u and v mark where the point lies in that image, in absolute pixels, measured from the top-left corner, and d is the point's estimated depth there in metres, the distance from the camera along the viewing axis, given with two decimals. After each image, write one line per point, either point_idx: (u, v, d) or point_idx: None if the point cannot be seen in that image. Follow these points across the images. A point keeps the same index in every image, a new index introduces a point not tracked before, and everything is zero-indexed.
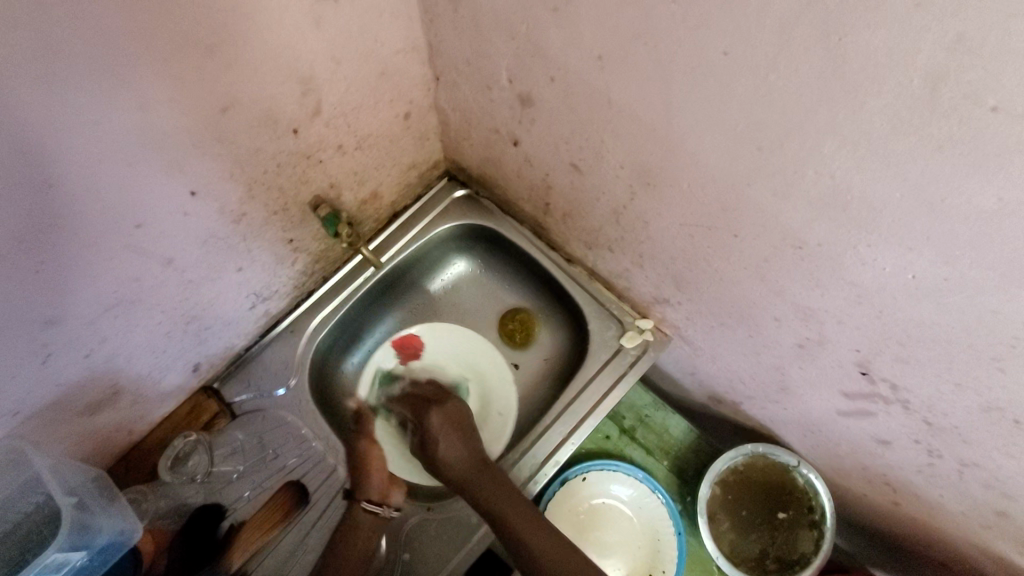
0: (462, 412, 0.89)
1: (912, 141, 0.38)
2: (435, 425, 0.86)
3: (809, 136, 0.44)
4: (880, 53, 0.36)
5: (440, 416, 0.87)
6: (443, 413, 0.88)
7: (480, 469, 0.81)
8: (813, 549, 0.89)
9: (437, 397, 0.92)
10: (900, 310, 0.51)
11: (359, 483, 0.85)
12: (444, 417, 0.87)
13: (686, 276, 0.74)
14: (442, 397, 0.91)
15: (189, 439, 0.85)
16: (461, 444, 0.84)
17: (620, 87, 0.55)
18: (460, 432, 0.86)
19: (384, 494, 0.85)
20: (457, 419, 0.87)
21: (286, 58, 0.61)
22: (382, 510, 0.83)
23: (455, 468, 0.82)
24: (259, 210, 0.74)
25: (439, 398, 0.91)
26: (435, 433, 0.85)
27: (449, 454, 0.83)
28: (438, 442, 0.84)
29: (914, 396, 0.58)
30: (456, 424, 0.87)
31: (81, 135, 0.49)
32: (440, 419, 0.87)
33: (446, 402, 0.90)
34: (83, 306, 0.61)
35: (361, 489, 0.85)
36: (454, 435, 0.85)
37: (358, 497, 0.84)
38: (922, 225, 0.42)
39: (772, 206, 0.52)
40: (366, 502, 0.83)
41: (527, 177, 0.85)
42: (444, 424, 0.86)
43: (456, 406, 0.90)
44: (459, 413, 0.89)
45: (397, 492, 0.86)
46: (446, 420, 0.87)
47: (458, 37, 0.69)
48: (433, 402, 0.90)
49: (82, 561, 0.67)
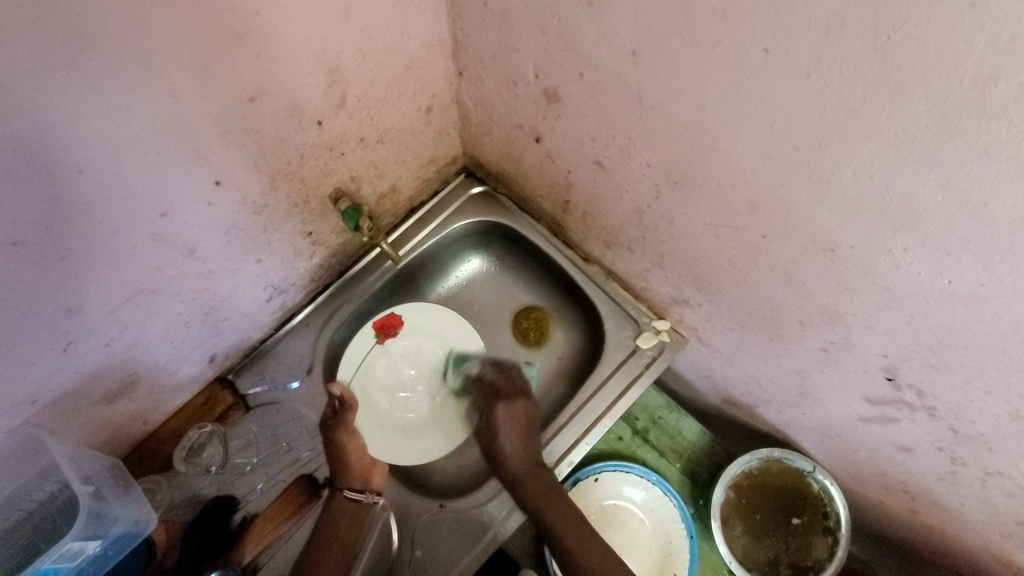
0: (529, 412, 0.90)
1: (957, 143, 0.38)
2: (499, 422, 0.88)
3: (849, 135, 0.43)
4: (929, 51, 0.35)
5: (505, 414, 0.89)
6: (508, 410, 0.89)
7: (535, 470, 0.83)
8: (826, 556, 0.88)
9: (510, 393, 0.91)
10: (933, 315, 0.50)
11: (338, 472, 0.85)
12: (508, 414, 0.89)
13: (707, 277, 0.73)
14: (512, 394, 0.91)
15: (205, 429, 0.85)
16: (519, 445, 0.86)
17: (652, 83, 0.55)
18: (525, 430, 0.87)
19: (367, 481, 0.86)
20: (524, 420, 0.88)
21: (313, 49, 0.60)
22: (365, 497, 0.85)
23: (514, 468, 0.84)
24: (280, 202, 0.74)
25: (509, 393, 0.91)
26: (498, 429, 0.88)
27: (510, 453, 0.85)
28: (501, 436, 0.87)
29: (941, 403, 0.58)
30: (524, 424, 0.88)
31: (110, 122, 0.49)
32: (507, 414, 0.89)
33: (516, 399, 0.90)
34: (105, 294, 0.61)
35: (342, 478, 0.85)
36: (517, 429, 0.87)
37: (339, 486, 0.85)
38: (963, 229, 0.42)
39: (804, 207, 0.52)
40: (348, 490, 0.85)
41: (547, 174, 0.85)
42: (509, 421, 0.88)
43: (524, 407, 0.90)
44: (525, 412, 0.90)
45: (379, 477, 0.87)
46: (513, 417, 0.89)
47: (484, 31, 0.69)
48: (501, 398, 0.90)
49: (97, 550, 0.66)
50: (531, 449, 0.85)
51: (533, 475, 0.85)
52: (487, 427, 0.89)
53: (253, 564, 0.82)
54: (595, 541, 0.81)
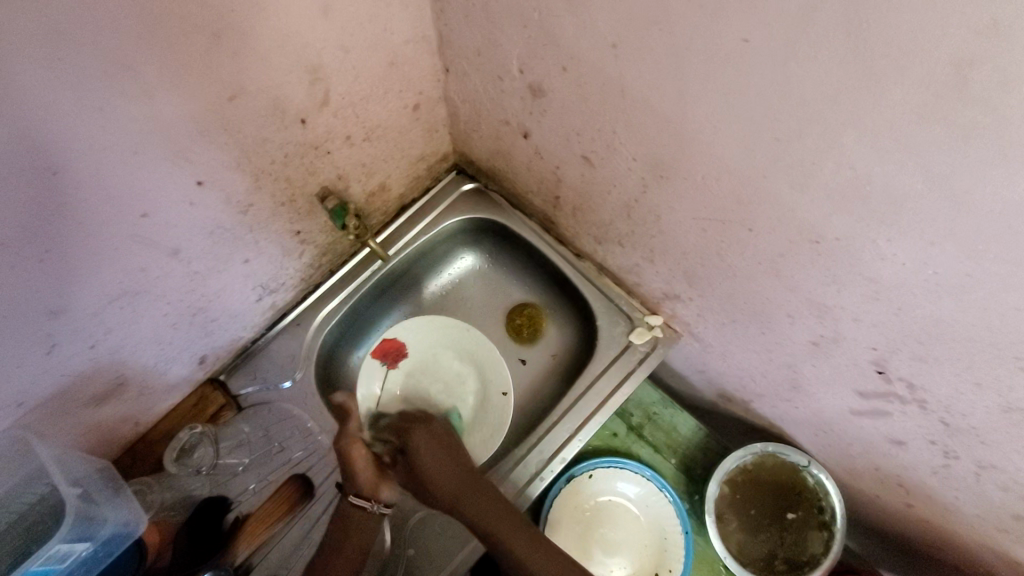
0: (448, 431, 0.89)
1: (937, 131, 0.37)
2: (417, 445, 0.85)
3: (830, 125, 0.43)
4: (905, 38, 0.35)
5: (422, 437, 0.87)
6: (426, 432, 0.88)
7: (468, 478, 0.81)
8: (822, 550, 0.88)
9: (426, 417, 0.91)
10: (920, 307, 0.49)
11: (346, 477, 0.83)
12: (428, 436, 0.87)
13: (697, 271, 0.72)
14: (427, 419, 0.90)
15: (194, 432, 0.85)
16: (447, 458, 0.84)
17: (633, 76, 0.54)
18: (449, 449, 0.86)
19: (375, 488, 0.82)
20: (441, 438, 0.87)
21: (293, 46, 0.60)
22: (371, 504, 0.80)
23: (445, 487, 0.81)
24: (266, 202, 0.74)
25: (415, 420, 0.90)
26: (421, 450, 0.85)
27: (431, 468, 0.83)
28: (421, 458, 0.84)
29: (932, 396, 0.57)
30: (442, 441, 0.86)
31: (85, 123, 0.49)
32: (424, 437, 0.87)
33: (433, 422, 0.90)
34: (88, 296, 0.61)
35: (350, 483, 0.82)
36: (442, 449, 0.85)
37: (346, 491, 0.82)
38: (947, 219, 0.41)
39: (789, 198, 0.51)
40: (354, 496, 0.81)
41: (536, 170, 0.84)
42: (432, 443, 0.86)
43: (441, 426, 0.89)
44: (444, 433, 0.88)
45: (388, 486, 0.84)
46: (434, 440, 0.87)
47: (467, 26, 0.68)
48: (417, 423, 0.89)
49: (86, 552, 0.66)
50: (455, 460, 0.84)
51: (518, 483, 0.84)
52: (406, 457, 0.86)
53: (246, 564, 0.82)
54: (517, 527, 0.76)
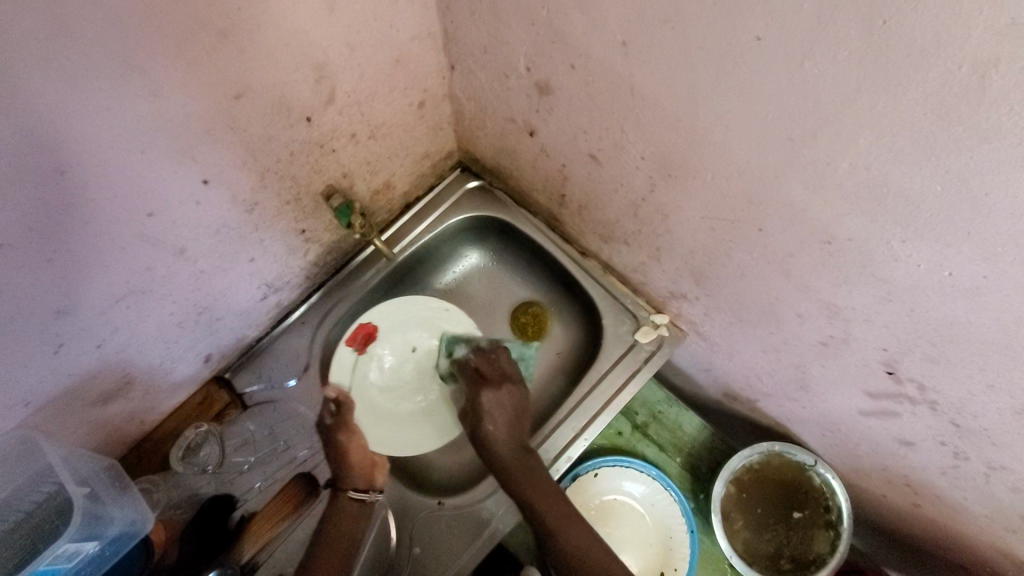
0: (521, 399, 0.86)
1: (956, 132, 0.36)
2: (486, 406, 0.83)
3: (844, 125, 0.42)
4: (925, 38, 0.34)
5: (492, 401, 0.84)
6: (496, 396, 0.84)
7: (522, 453, 0.81)
8: (828, 550, 0.87)
9: (496, 379, 0.86)
10: (933, 308, 0.49)
11: (340, 473, 0.83)
12: (496, 399, 0.84)
13: (704, 270, 0.72)
14: (498, 379, 0.86)
15: (200, 429, 0.85)
16: (510, 431, 0.82)
17: (643, 74, 0.54)
18: (514, 416, 0.84)
19: (370, 479, 0.83)
20: (514, 409, 0.84)
21: (299, 44, 0.59)
22: (370, 496, 0.81)
23: (495, 449, 0.81)
24: (271, 200, 0.73)
25: (496, 379, 0.86)
26: (484, 411, 0.83)
27: (497, 434, 0.82)
28: (489, 422, 0.82)
29: (942, 397, 0.57)
30: (514, 402, 0.84)
31: (92, 122, 0.48)
32: (495, 399, 0.84)
33: (505, 384, 0.86)
34: (95, 296, 0.61)
35: (343, 479, 0.82)
36: (506, 417, 0.83)
37: (343, 487, 0.82)
38: (963, 221, 0.41)
39: (800, 198, 0.50)
40: (353, 491, 0.81)
41: (542, 168, 0.84)
42: (496, 406, 0.83)
43: (514, 392, 0.85)
44: (518, 403, 0.85)
45: (383, 475, 0.84)
46: (501, 400, 0.84)
47: (474, 23, 0.68)
48: (488, 382, 0.86)
49: (93, 551, 0.66)
50: (519, 435, 0.82)
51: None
52: (472, 411, 0.85)
53: (252, 563, 0.81)
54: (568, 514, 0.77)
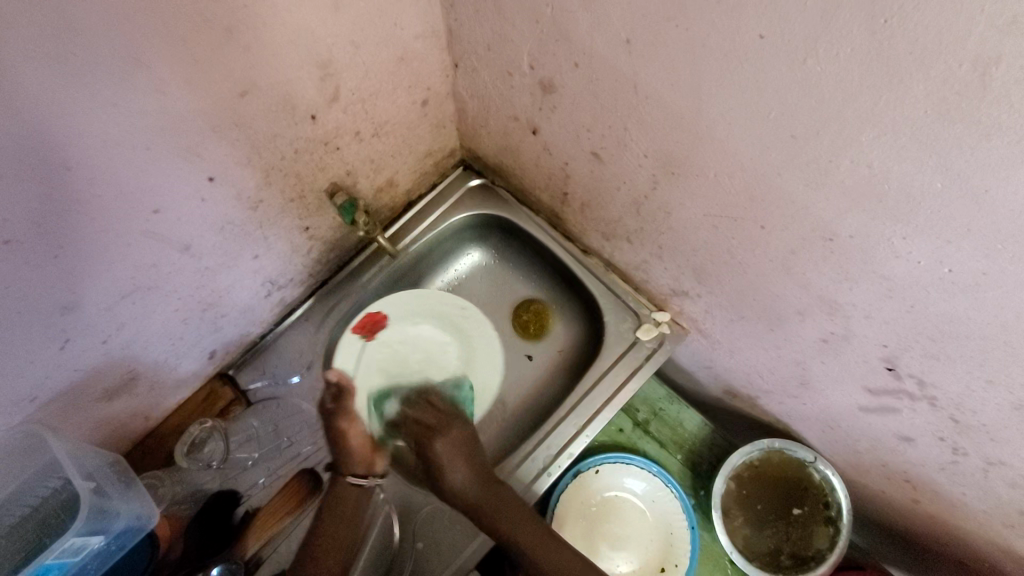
0: (468, 435, 0.83)
1: (957, 128, 0.37)
2: (442, 455, 0.80)
3: (846, 122, 0.43)
4: (927, 35, 0.34)
5: (445, 447, 0.81)
6: (448, 441, 0.82)
7: (486, 491, 0.78)
8: (828, 546, 0.88)
9: (442, 424, 0.84)
10: (934, 304, 0.49)
11: (341, 460, 0.82)
12: (450, 444, 0.81)
13: (706, 268, 0.72)
14: (445, 425, 0.83)
15: (205, 425, 0.86)
16: (468, 470, 0.79)
17: (647, 73, 0.54)
18: (468, 455, 0.81)
19: (370, 465, 0.83)
20: (465, 449, 0.81)
21: (305, 42, 0.60)
22: (370, 481, 0.82)
23: (466, 497, 0.78)
24: (275, 197, 0.74)
25: (439, 424, 0.83)
26: (440, 459, 0.80)
27: (460, 484, 0.79)
28: (448, 472, 0.79)
29: (941, 393, 0.57)
30: (465, 447, 0.81)
31: (99, 119, 0.49)
32: (447, 445, 0.81)
33: (451, 428, 0.83)
34: (101, 291, 0.61)
35: (343, 462, 0.82)
36: (465, 460, 0.80)
37: (342, 470, 0.82)
38: (963, 217, 0.41)
39: (802, 195, 0.51)
40: (354, 476, 0.82)
41: (545, 166, 0.84)
42: (455, 452, 0.81)
43: (462, 432, 0.83)
44: (467, 440, 0.82)
45: (381, 460, 0.84)
46: (454, 450, 0.81)
47: (478, 21, 0.68)
48: (437, 432, 0.82)
49: (99, 545, 0.67)
50: (480, 469, 0.80)
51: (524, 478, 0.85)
52: (427, 462, 0.82)
53: (255, 559, 0.82)
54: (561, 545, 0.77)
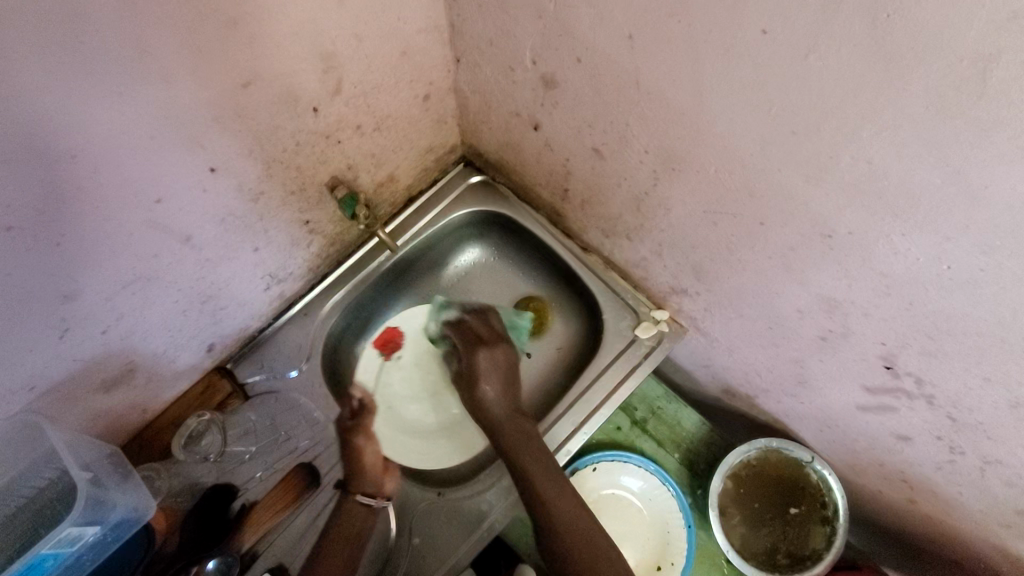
0: (512, 359, 0.91)
1: (957, 124, 0.37)
2: (479, 367, 0.89)
3: (847, 117, 0.43)
4: (928, 29, 0.35)
5: (487, 360, 0.90)
6: (489, 355, 0.90)
7: (513, 416, 0.85)
8: (824, 546, 0.88)
9: (490, 340, 0.92)
10: (931, 301, 0.49)
11: (352, 477, 0.87)
12: (490, 359, 0.90)
13: (705, 265, 0.73)
14: (492, 341, 0.92)
15: (203, 418, 0.85)
16: (500, 390, 0.87)
17: (649, 68, 0.54)
18: (506, 376, 0.89)
19: (379, 486, 0.87)
20: (504, 362, 0.90)
21: (309, 34, 0.60)
22: (376, 501, 0.84)
23: (490, 412, 0.86)
24: (276, 190, 0.74)
25: (488, 338, 0.93)
26: (480, 372, 0.88)
27: (490, 398, 0.87)
28: (482, 384, 0.88)
29: (939, 391, 0.57)
30: (503, 371, 0.89)
31: (104, 108, 0.49)
32: (487, 360, 0.89)
33: (495, 345, 0.92)
34: (101, 281, 0.61)
35: (355, 483, 0.86)
36: (499, 377, 0.89)
37: (352, 490, 0.86)
38: (963, 213, 0.41)
39: (801, 191, 0.51)
40: (361, 494, 0.85)
41: (546, 162, 0.84)
42: (490, 367, 0.89)
43: (505, 353, 0.91)
44: (506, 359, 0.91)
45: (391, 482, 0.89)
46: (493, 364, 0.89)
47: (481, 17, 0.68)
48: (484, 345, 0.91)
49: (95, 536, 0.67)
50: (510, 391, 0.88)
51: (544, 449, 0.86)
52: (466, 373, 0.90)
53: (252, 553, 0.82)
54: (563, 492, 0.77)
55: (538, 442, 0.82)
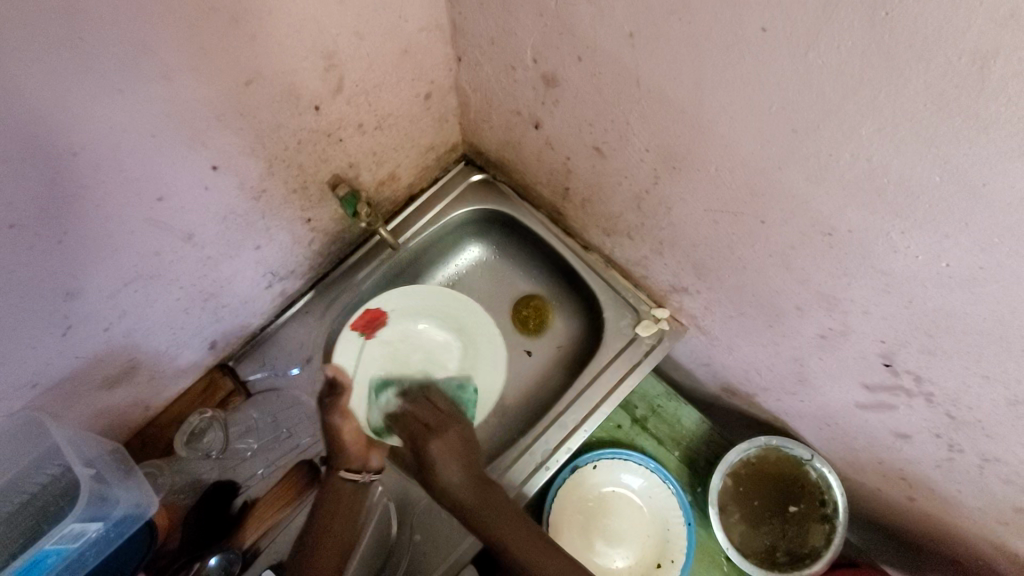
0: (466, 435, 0.85)
1: (956, 122, 0.37)
2: (433, 455, 0.82)
3: (847, 116, 0.43)
4: (926, 28, 0.35)
5: (439, 447, 0.83)
6: (443, 442, 0.83)
7: (479, 488, 0.79)
8: (823, 543, 0.88)
9: (437, 423, 0.86)
10: (929, 298, 0.50)
11: (334, 453, 0.82)
12: (445, 446, 0.83)
13: (706, 263, 0.73)
14: (442, 425, 0.85)
15: (205, 415, 0.86)
16: (462, 469, 0.80)
17: (649, 65, 0.54)
18: (461, 454, 0.83)
19: (365, 461, 0.83)
20: (459, 442, 0.83)
21: (310, 32, 0.60)
22: (363, 477, 0.82)
23: (454, 495, 0.79)
24: (278, 187, 0.74)
25: (438, 425, 0.86)
26: (433, 459, 0.81)
27: (449, 480, 0.80)
28: (438, 469, 0.81)
29: (938, 389, 0.57)
30: (461, 450, 0.83)
31: (107, 106, 0.49)
32: (441, 447, 0.82)
33: (446, 429, 0.85)
34: (104, 278, 0.61)
35: (340, 458, 0.82)
36: (458, 457, 0.82)
37: (337, 466, 0.82)
38: (960, 211, 0.41)
39: (802, 189, 0.51)
40: (347, 471, 0.82)
41: (547, 160, 0.84)
42: (445, 450, 0.82)
43: (458, 432, 0.85)
44: (460, 438, 0.84)
45: (376, 454, 0.85)
46: (448, 450, 0.82)
47: (482, 15, 0.68)
48: (434, 431, 0.84)
49: (97, 532, 0.68)
50: (469, 467, 0.81)
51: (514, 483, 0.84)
52: (423, 464, 0.83)
53: (254, 549, 0.82)
54: (546, 554, 0.77)
55: (512, 508, 0.80)
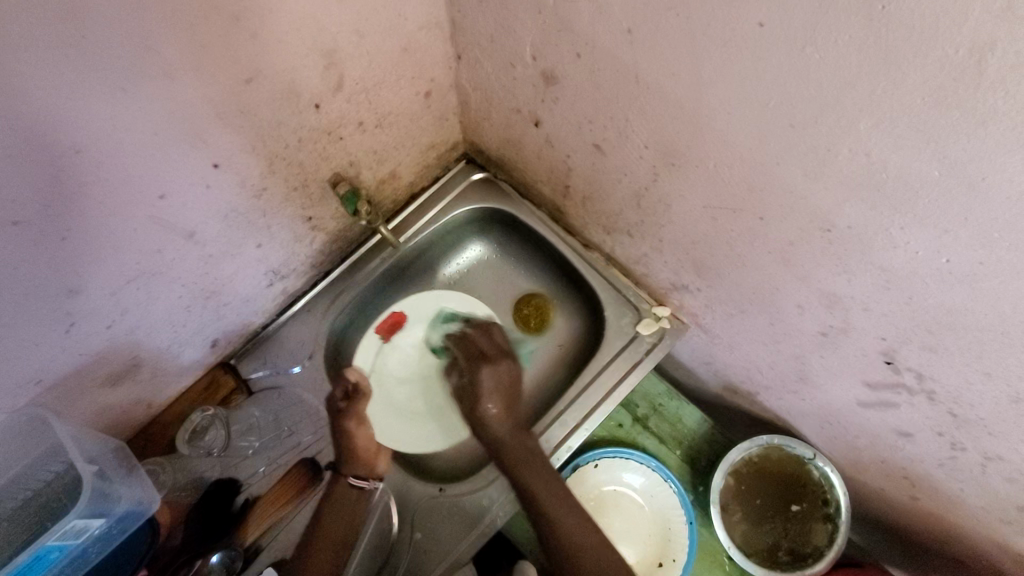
0: (514, 375, 0.92)
1: (954, 116, 0.37)
2: (484, 386, 0.89)
3: (845, 110, 0.43)
4: (922, 21, 0.35)
5: (490, 377, 0.90)
6: (493, 371, 0.91)
7: (516, 433, 0.85)
8: (826, 543, 0.88)
9: (491, 354, 0.93)
10: (931, 295, 0.49)
11: (343, 458, 0.87)
12: (494, 376, 0.90)
13: (706, 261, 0.73)
14: (497, 356, 0.92)
15: (207, 412, 0.87)
16: (504, 410, 0.87)
17: (648, 62, 0.54)
18: (509, 396, 0.89)
19: (372, 468, 0.87)
20: (508, 381, 0.90)
21: (310, 31, 0.60)
22: (369, 483, 0.86)
23: (490, 431, 0.87)
24: (279, 186, 0.74)
25: (493, 354, 0.93)
26: (483, 393, 0.89)
27: (493, 418, 0.87)
28: (484, 402, 0.88)
29: (940, 386, 0.57)
30: (507, 387, 0.90)
31: (108, 104, 0.49)
32: (490, 376, 0.90)
33: (498, 362, 0.92)
34: (106, 276, 0.62)
35: (347, 463, 0.86)
36: (500, 398, 0.89)
37: (344, 471, 0.86)
38: (959, 205, 0.41)
39: (800, 185, 0.51)
40: (353, 476, 0.86)
41: (547, 159, 0.84)
42: (495, 387, 0.89)
43: (508, 368, 0.92)
44: (510, 376, 0.91)
45: (383, 463, 0.89)
46: (497, 382, 0.90)
47: (482, 13, 0.68)
48: (487, 360, 0.92)
49: (100, 528, 0.69)
50: (513, 412, 0.88)
51: None
52: (470, 392, 0.91)
53: (256, 546, 0.83)
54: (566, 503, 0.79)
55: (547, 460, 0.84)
